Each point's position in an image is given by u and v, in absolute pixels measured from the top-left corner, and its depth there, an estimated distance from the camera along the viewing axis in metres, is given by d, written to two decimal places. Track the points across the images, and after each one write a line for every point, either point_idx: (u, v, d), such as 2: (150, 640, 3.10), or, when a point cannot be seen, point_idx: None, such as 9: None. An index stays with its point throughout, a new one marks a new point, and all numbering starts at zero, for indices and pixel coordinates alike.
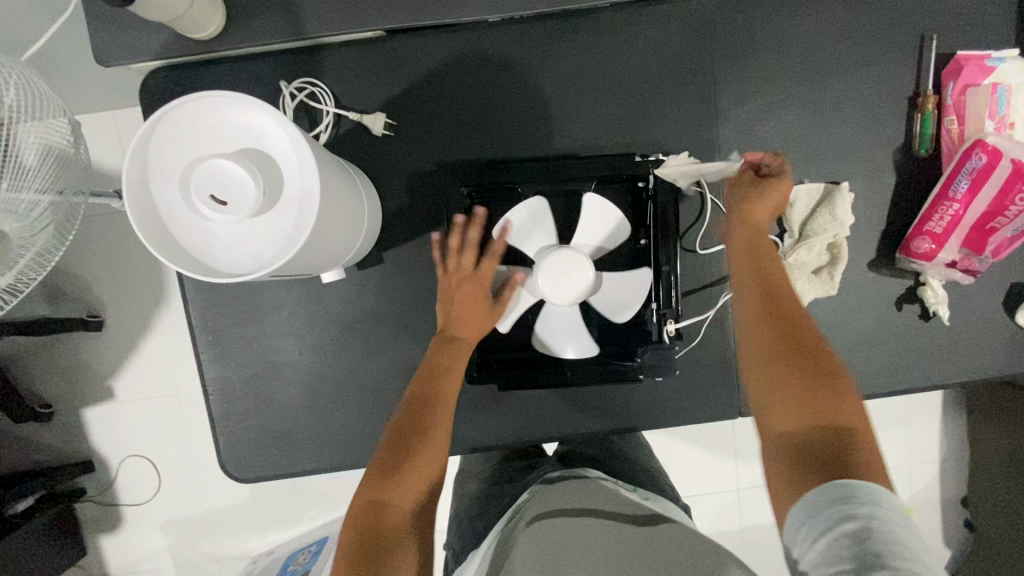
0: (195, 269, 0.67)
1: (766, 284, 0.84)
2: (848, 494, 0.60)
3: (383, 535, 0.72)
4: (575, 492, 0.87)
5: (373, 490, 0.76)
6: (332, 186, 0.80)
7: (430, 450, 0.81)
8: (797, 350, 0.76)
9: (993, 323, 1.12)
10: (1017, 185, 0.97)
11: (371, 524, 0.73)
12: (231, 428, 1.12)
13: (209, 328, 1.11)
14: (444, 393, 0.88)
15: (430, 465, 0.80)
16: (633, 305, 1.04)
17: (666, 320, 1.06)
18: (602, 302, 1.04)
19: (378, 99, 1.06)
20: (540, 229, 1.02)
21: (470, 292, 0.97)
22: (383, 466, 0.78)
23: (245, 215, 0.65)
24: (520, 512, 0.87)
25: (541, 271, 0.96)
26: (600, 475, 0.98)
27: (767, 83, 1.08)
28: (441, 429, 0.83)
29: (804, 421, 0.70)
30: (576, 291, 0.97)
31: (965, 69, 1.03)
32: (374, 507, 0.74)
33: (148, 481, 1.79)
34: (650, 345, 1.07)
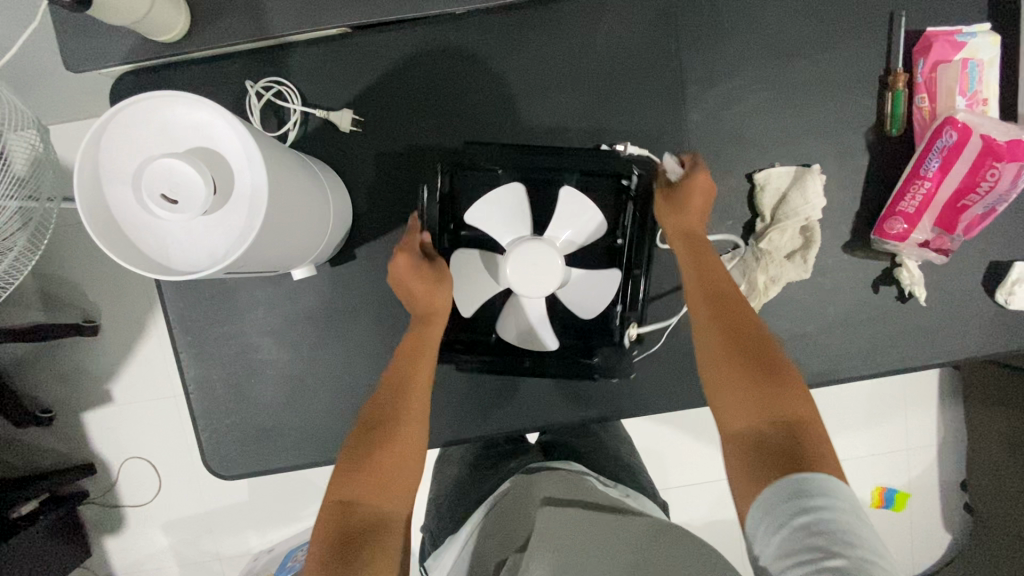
0: (150, 269, 0.68)
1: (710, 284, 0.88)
2: (800, 490, 0.61)
3: (353, 535, 0.71)
4: (549, 482, 0.89)
5: (345, 491, 0.75)
6: (293, 179, 0.80)
7: (399, 439, 0.82)
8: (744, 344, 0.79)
9: (973, 303, 1.11)
10: (988, 161, 0.95)
11: (342, 524, 0.72)
12: (214, 427, 1.13)
13: (189, 329, 1.12)
14: (415, 378, 0.90)
15: (401, 456, 0.81)
16: (603, 298, 1.05)
17: (629, 324, 1.09)
18: (570, 296, 1.05)
19: (344, 96, 1.06)
20: (515, 215, 1.01)
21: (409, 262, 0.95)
22: (354, 462, 0.78)
23: (197, 213, 0.66)
24: (501, 506, 0.89)
25: (513, 258, 0.96)
26: (582, 468, 0.99)
27: (736, 67, 1.07)
28: (412, 419, 0.85)
29: (755, 418, 0.73)
30: (542, 283, 0.96)
31: (935, 45, 1.01)
32: (343, 507, 0.74)
33: (147, 481, 1.81)
34: (610, 346, 1.10)
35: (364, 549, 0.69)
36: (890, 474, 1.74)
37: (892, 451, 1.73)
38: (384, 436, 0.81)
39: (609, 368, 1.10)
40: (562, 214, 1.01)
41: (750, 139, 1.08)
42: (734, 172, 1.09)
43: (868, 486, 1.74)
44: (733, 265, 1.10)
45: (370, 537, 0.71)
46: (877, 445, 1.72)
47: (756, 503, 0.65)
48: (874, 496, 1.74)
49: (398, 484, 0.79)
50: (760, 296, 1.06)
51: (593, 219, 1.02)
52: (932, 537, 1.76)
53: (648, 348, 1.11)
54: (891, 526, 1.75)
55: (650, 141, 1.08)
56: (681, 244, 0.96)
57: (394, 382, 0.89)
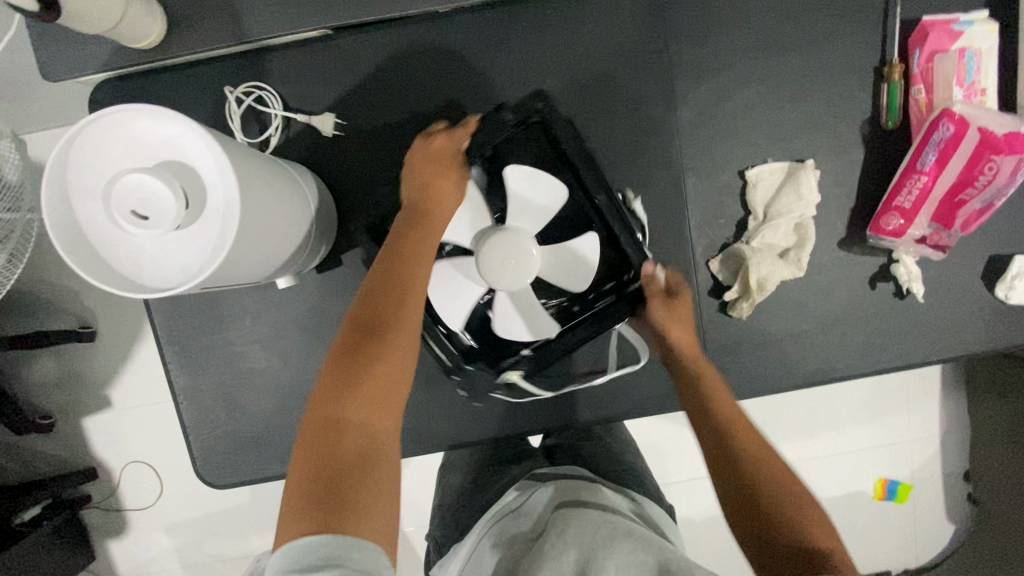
0: (123, 286, 0.67)
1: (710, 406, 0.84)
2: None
3: (342, 461, 0.64)
4: (562, 488, 0.90)
5: (332, 406, 0.68)
6: (269, 187, 0.78)
7: (393, 347, 0.73)
8: (759, 468, 0.73)
9: (972, 298, 1.09)
10: (986, 154, 0.92)
11: (332, 444, 0.65)
12: (205, 437, 1.13)
13: (176, 339, 1.11)
14: (415, 278, 0.81)
15: (395, 365, 0.73)
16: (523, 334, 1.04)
17: (518, 367, 1.08)
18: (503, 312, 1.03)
19: (326, 99, 1.04)
20: (536, 213, 1.00)
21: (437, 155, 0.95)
22: (343, 373, 0.70)
23: (168, 228, 0.64)
24: (512, 514, 0.89)
25: (503, 237, 0.97)
26: (588, 474, 0.99)
27: (727, 60, 1.04)
28: (406, 327, 0.76)
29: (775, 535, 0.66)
30: (495, 275, 0.97)
31: (931, 35, 0.98)
32: (331, 424, 0.67)
33: (148, 485, 1.82)
34: (488, 368, 1.09)
35: (355, 481, 0.63)
36: (894, 467, 1.72)
37: (895, 444, 1.71)
38: (374, 345, 0.73)
39: (463, 387, 1.10)
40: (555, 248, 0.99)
41: (742, 135, 1.06)
42: (726, 169, 1.06)
43: (871, 479, 1.72)
44: (724, 265, 1.07)
45: (357, 469, 0.64)
46: (879, 438, 1.70)
47: None
48: (877, 489, 1.72)
49: (387, 409, 0.71)
50: (753, 295, 1.04)
51: (585, 272, 1.01)
52: (936, 529, 1.74)
53: (513, 398, 1.10)
54: (895, 519, 1.74)
55: (639, 139, 1.05)
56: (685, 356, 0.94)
57: (385, 275, 0.81)
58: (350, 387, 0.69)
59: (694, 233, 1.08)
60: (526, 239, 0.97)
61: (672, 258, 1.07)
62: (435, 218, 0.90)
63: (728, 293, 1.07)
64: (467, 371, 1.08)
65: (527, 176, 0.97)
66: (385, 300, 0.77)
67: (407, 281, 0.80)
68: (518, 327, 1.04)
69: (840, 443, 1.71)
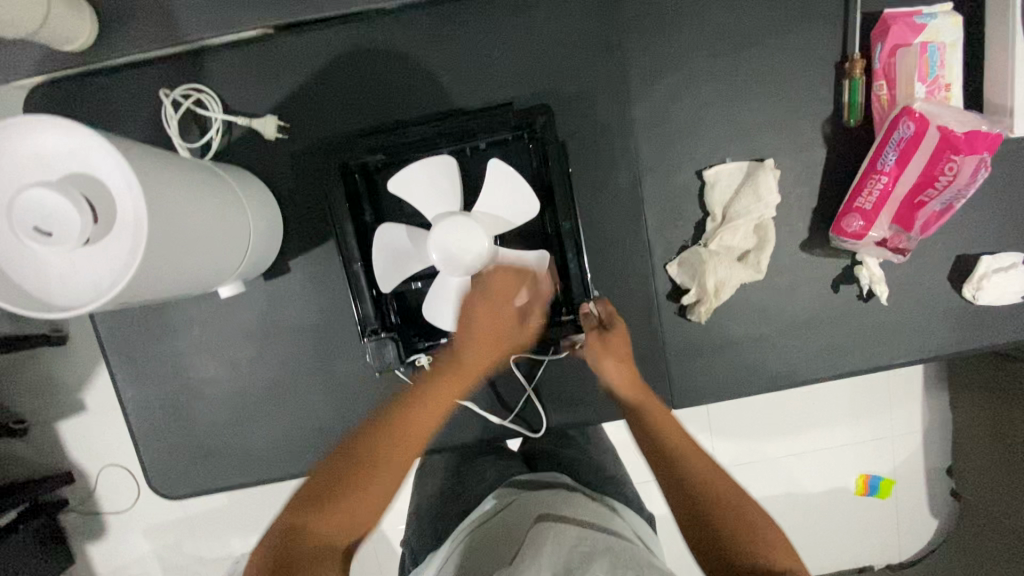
0: (29, 305, 0.64)
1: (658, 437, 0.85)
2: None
3: (293, 561, 0.70)
4: (542, 500, 0.89)
5: (301, 510, 0.76)
6: (190, 199, 0.75)
7: (375, 489, 0.79)
8: (720, 495, 0.75)
9: (939, 298, 1.07)
10: (946, 155, 0.88)
11: (287, 548, 0.71)
12: (156, 446, 1.10)
13: (122, 348, 1.08)
14: (408, 431, 0.86)
15: (374, 499, 0.79)
16: (453, 325, 0.98)
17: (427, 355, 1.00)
18: (438, 299, 0.96)
19: (267, 101, 1.00)
20: (505, 206, 0.93)
21: (485, 313, 0.94)
22: (326, 484, 0.79)
23: (71, 245, 0.61)
24: (493, 522, 0.87)
25: (466, 223, 0.90)
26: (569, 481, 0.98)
27: (684, 55, 1.00)
28: (389, 473, 0.81)
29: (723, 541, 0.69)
30: (449, 258, 0.90)
31: (893, 28, 0.95)
32: (289, 532, 0.73)
33: (126, 488, 1.81)
34: (398, 342, 0.98)
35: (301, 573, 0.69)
36: (876, 466, 1.69)
37: (875, 443, 1.68)
38: (355, 477, 0.80)
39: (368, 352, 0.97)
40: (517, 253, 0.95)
41: (701, 134, 1.02)
42: (683, 169, 1.03)
43: (853, 474, 1.69)
44: (682, 268, 1.04)
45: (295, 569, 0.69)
46: (861, 437, 1.68)
47: None
48: (859, 484, 1.69)
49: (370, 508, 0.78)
50: (711, 300, 1.02)
51: (530, 284, 0.96)
52: (919, 527, 1.72)
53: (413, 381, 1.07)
54: (876, 517, 1.71)
55: (595, 138, 1.01)
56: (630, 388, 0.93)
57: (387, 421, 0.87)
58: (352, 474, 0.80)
59: (652, 236, 1.04)
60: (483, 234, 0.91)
61: (628, 262, 1.04)
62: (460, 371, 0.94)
63: (687, 298, 1.04)
64: (382, 337, 0.97)
65: (511, 175, 0.91)
66: (377, 428, 0.86)
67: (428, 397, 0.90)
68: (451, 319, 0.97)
69: (821, 442, 1.69)
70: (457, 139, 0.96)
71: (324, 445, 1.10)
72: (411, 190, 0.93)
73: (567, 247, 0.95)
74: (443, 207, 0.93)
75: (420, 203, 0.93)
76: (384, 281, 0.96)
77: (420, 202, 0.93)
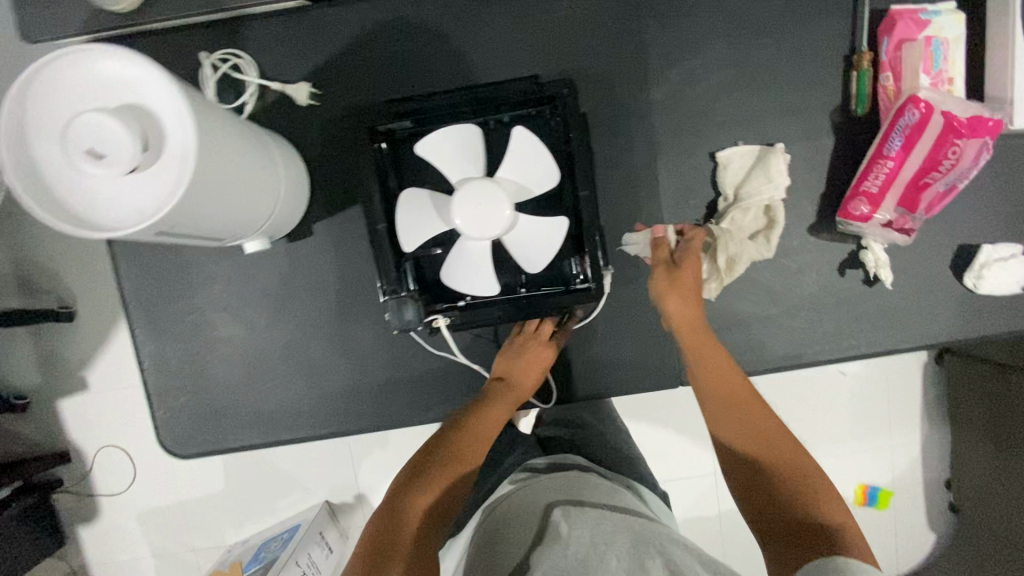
0: (74, 224, 0.66)
1: (734, 397, 0.96)
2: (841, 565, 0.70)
3: (385, 545, 0.79)
4: (554, 483, 0.91)
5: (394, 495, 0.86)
6: (231, 141, 0.78)
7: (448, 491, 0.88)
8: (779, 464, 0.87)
9: (941, 286, 1.10)
10: (950, 139, 0.93)
11: (381, 528, 0.81)
12: (170, 404, 1.12)
13: (144, 305, 1.10)
14: (480, 434, 0.96)
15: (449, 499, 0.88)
16: (472, 288, 1.00)
17: (440, 316, 1.04)
18: (457, 262, 0.99)
19: (301, 70, 1.04)
20: (527, 170, 0.96)
21: (538, 356, 1.06)
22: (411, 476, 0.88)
23: (123, 168, 0.64)
24: (511, 501, 0.90)
25: (489, 186, 0.93)
26: (581, 463, 1.02)
27: (700, 42, 1.05)
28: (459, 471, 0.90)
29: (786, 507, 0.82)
30: (474, 219, 0.93)
31: (898, 23, 1.00)
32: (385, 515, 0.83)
33: (124, 469, 1.79)
34: (415, 299, 1.02)
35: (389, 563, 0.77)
36: (876, 472, 1.70)
37: (876, 447, 1.69)
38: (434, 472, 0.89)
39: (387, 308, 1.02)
40: (535, 219, 0.97)
41: (715, 118, 1.06)
42: (697, 151, 1.07)
43: (852, 483, 1.70)
44: None
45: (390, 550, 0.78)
46: (862, 441, 1.69)
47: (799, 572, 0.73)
48: (857, 494, 1.70)
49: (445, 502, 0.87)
50: (722, 275, 1.06)
51: (547, 249, 0.99)
52: (920, 536, 1.72)
53: (429, 343, 1.10)
54: (876, 525, 1.71)
55: (613, 117, 1.05)
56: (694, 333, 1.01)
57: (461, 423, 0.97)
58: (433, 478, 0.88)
59: (665, 215, 1.08)
60: (504, 196, 0.94)
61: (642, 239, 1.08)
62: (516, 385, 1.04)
63: None
64: (402, 294, 1.02)
65: (532, 142, 0.95)
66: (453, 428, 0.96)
67: (491, 415, 0.98)
68: (469, 281, 1.00)
69: (823, 445, 1.69)
70: (483, 111, 1.01)
71: (337, 409, 1.12)
72: (435, 154, 0.96)
73: (583, 216, 1.01)
74: (467, 171, 0.97)
75: (445, 169, 0.97)
76: (406, 242, 0.99)
77: (445, 166, 0.97)
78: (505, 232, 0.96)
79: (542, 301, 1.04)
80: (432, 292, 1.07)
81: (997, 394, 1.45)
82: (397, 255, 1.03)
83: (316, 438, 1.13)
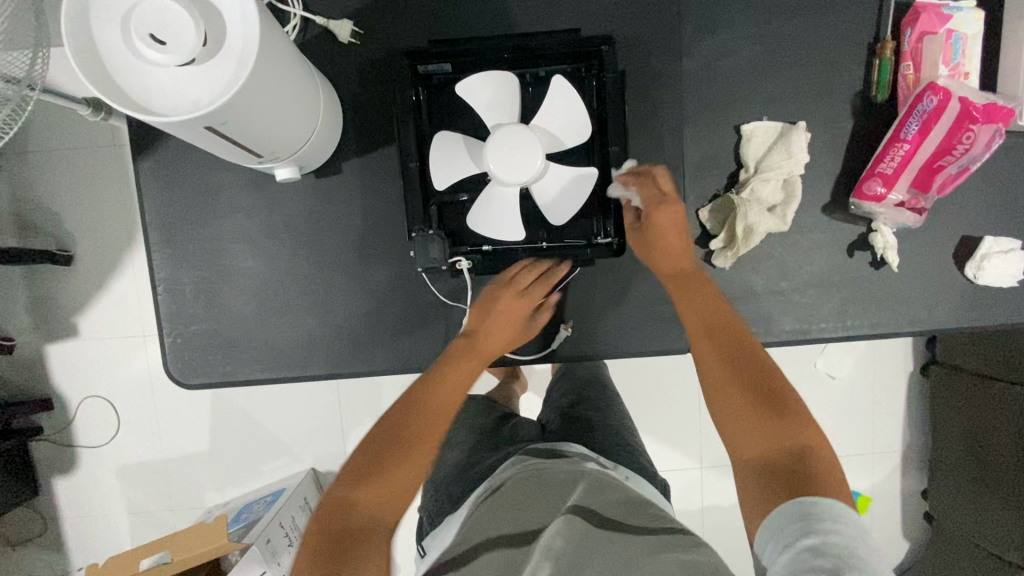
0: (131, 109, 0.68)
1: (724, 332, 0.89)
2: (805, 506, 0.64)
3: (347, 541, 0.72)
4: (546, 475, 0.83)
5: (345, 492, 0.77)
6: (283, 53, 0.80)
7: (412, 461, 0.82)
8: (756, 394, 0.79)
9: (942, 275, 1.14)
10: (964, 124, 0.98)
11: (338, 523, 0.74)
12: (180, 332, 1.11)
13: (165, 230, 1.09)
14: (440, 399, 0.92)
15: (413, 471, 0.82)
16: (496, 232, 1.03)
17: (462, 260, 1.06)
18: (485, 205, 1.01)
19: (345, 9, 1.06)
20: (562, 121, 0.99)
21: (510, 306, 1.03)
22: (358, 466, 0.81)
23: (184, 58, 0.66)
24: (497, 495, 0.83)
25: (520, 130, 0.94)
26: (586, 453, 0.95)
27: (733, 19, 1.08)
28: (418, 438, 0.85)
29: (764, 447, 0.75)
30: (506, 162, 0.95)
31: (922, 16, 1.04)
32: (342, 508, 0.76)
33: (106, 421, 1.71)
34: (440, 239, 1.04)
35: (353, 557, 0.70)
36: (859, 474, 1.72)
37: (863, 451, 1.71)
38: (386, 455, 0.82)
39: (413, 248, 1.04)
40: (565, 169, 1.00)
41: (741, 92, 1.10)
42: (722, 123, 1.10)
43: None
44: (713, 214, 1.11)
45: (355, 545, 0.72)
46: (850, 443, 1.70)
47: (766, 518, 0.67)
48: None
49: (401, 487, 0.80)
50: (738, 245, 1.08)
51: (574, 201, 1.02)
52: (895, 540, 1.75)
53: (445, 290, 1.10)
54: None
55: (644, 83, 1.08)
56: (677, 281, 1.00)
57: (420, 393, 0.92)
58: (379, 465, 0.81)
59: (687, 183, 1.11)
60: (535, 140, 0.95)
61: None
62: (480, 339, 1.00)
63: (715, 242, 1.10)
64: (429, 233, 1.03)
65: (569, 93, 0.98)
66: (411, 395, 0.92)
67: (453, 373, 0.95)
68: (494, 225, 1.02)
69: None
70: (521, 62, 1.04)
71: (349, 350, 1.11)
72: (474, 97, 0.98)
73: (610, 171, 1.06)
74: (502, 118, 0.99)
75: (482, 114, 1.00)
76: (439, 183, 1.01)
77: (482, 110, 0.99)
78: (535, 179, 0.98)
79: (563, 253, 1.09)
80: (456, 237, 1.10)
81: (978, 403, 1.47)
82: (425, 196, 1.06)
83: (325, 378, 1.12)
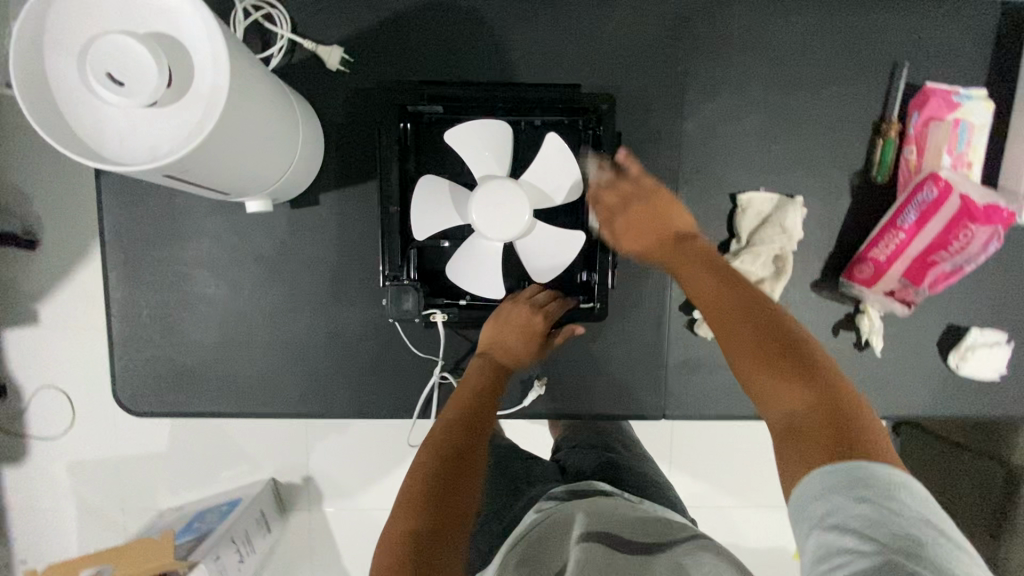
0: (82, 152, 0.62)
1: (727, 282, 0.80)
2: (854, 472, 0.55)
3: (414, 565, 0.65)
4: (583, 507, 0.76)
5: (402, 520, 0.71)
6: (259, 91, 0.74)
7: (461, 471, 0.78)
8: (772, 338, 0.70)
9: (924, 361, 1.13)
10: (963, 222, 0.95)
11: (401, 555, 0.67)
12: (134, 356, 1.05)
13: (126, 248, 1.03)
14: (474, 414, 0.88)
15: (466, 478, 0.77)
16: (474, 286, 0.98)
17: (435, 311, 1.01)
18: (464, 258, 0.96)
19: (336, 34, 1.00)
20: (552, 177, 0.95)
21: (524, 323, 0.99)
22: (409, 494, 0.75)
23: (141, 102, 0.60)
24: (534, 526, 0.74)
25: (507, 185, 0.89)
26: (610, 489, 0.86)
27: (739, 84, 1.05)
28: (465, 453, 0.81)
29: (793, 402, 0.64)
30: (490, 218, 0.90)
31: (931, 100, 1.01)
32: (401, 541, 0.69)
33: (53, 419, 1.50)
34: (415, 290, 0.99)
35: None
36: None
37: None
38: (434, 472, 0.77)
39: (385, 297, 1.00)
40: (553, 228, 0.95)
41: (740, 160, 1.06)
42: (718, 190, 1.07)
43: None
44: None
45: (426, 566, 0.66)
46: None
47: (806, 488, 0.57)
48: None
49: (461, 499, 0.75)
50: None
51: (557, 261, 0.98)
52: None
53: (415, 338, 1.05)
54: None
55: (642, 142, 1.05)
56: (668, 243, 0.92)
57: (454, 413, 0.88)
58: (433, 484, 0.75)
59: None
60: (522, 196, 0.90)
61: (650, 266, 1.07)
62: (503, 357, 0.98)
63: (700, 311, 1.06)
64: (403, 283, 0.99)
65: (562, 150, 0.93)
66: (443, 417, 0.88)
67: (474, 388, 0.93)
68: (472, 280, 0.98)
69: None
70: (515, 111, 0.99)
71: (311, 389, 1.07)
72: (462, 145, 0.93)
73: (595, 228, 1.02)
74: (490, 168, 0.94)
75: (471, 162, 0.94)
76: (417, 230, 0.96)
77: (471, 158, 0.94)
78: (518, 237, 0.93)
79: None
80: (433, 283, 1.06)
81: None
82: (404, 239, 1.00)
83: (284, 416, 1.07)
